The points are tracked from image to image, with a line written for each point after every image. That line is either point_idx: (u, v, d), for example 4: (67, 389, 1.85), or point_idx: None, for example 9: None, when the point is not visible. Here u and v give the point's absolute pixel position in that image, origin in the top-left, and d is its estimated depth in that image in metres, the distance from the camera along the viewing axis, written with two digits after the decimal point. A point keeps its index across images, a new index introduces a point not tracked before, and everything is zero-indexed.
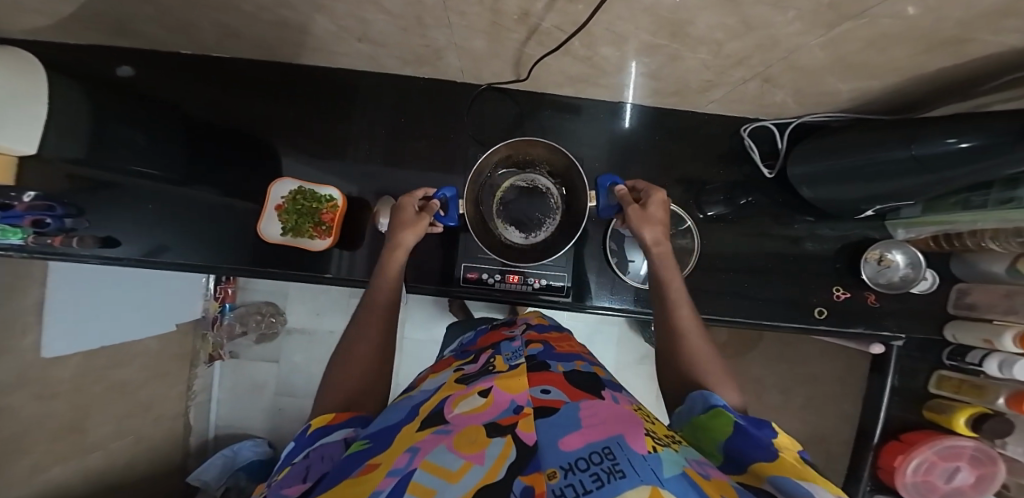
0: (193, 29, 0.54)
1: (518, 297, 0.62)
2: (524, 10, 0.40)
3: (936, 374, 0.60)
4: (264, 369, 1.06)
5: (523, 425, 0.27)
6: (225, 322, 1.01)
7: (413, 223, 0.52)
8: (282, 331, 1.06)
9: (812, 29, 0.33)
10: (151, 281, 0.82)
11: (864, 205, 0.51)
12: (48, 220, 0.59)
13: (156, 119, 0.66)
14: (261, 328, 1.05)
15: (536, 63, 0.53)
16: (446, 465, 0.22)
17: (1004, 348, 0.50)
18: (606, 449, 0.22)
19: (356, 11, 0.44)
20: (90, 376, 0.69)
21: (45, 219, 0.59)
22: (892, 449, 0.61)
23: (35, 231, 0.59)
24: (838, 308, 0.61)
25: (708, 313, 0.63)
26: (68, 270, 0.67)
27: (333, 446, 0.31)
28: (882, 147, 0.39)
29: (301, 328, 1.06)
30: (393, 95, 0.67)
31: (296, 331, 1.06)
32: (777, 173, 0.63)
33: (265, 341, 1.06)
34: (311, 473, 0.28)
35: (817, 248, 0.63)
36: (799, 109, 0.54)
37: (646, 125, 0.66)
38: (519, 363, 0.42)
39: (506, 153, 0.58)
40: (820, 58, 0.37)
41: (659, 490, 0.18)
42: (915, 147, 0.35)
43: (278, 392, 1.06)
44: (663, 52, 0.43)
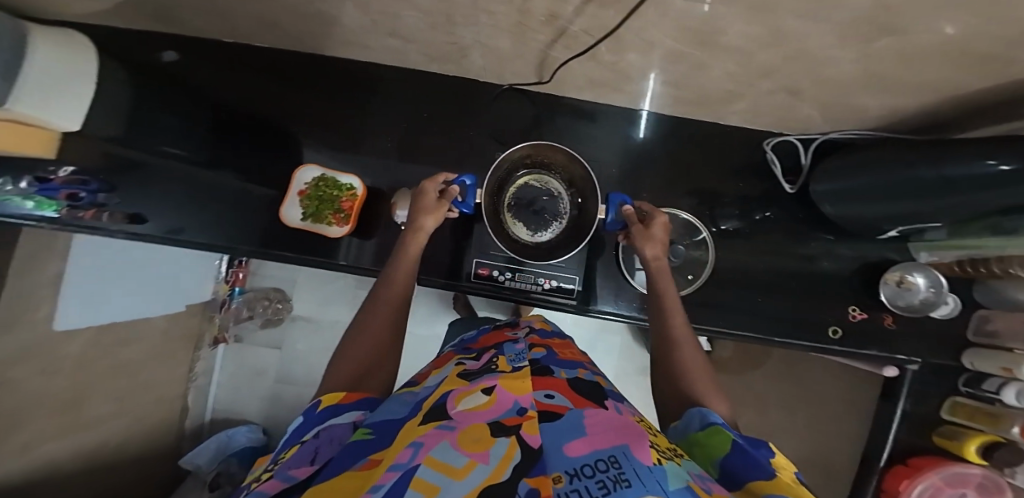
0: (228, 18, 0.55)
1: (526, 296, 0.61)
2: (553, 12, 0.40)
3: (949, 400, 0.59)
4: (267, 355, 1.06)
5: (528, 427, 0.25)
6: (233, 306, 1.03)
7: (433, 209, 0.53)
8: (287, 319, 1.06)
9: (842, 43, 0.33)
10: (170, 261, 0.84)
11: (888, 225, 0.50)
12: (81, 194, 0.62)
13: (188, 103, 0.67)
14: (267, 313, 1.06)
15: (561, 66, 0.53)
16: (450, 462, 0.21)
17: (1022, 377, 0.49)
18: (611, 458, 0.21)
19: (388, 6, 0.44)
20: (95, 351, 0.70)
21: (77, 192, 0.61)
22: (899, 473, 0.60)
23: (71, 205, 0.62)
24: (853, 328, 0.61)
25: (720, 326, 0.62)
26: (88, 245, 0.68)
27: (342, 428, 0.31)
28: (911, 167, 0.39)
29: (306, 316, 1.06)
30: (417, 91, 0.67)
31: (301, 318, 1.06)
32: (799, 189, 0.63)
33: (269, 327, 1.06)
34: (319, 456, 0.28)
35: (833, 267, 0.62)
36: (826, 125, 0.54)
37: (669, 133, 0.65)
38: (523, 366, 0.41)
39: (528, 152, 0.60)
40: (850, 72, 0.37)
41: None
42: (951, 168, 0.35)
43: (279, 380, 1.06)
44: (689, 61, 0.44)
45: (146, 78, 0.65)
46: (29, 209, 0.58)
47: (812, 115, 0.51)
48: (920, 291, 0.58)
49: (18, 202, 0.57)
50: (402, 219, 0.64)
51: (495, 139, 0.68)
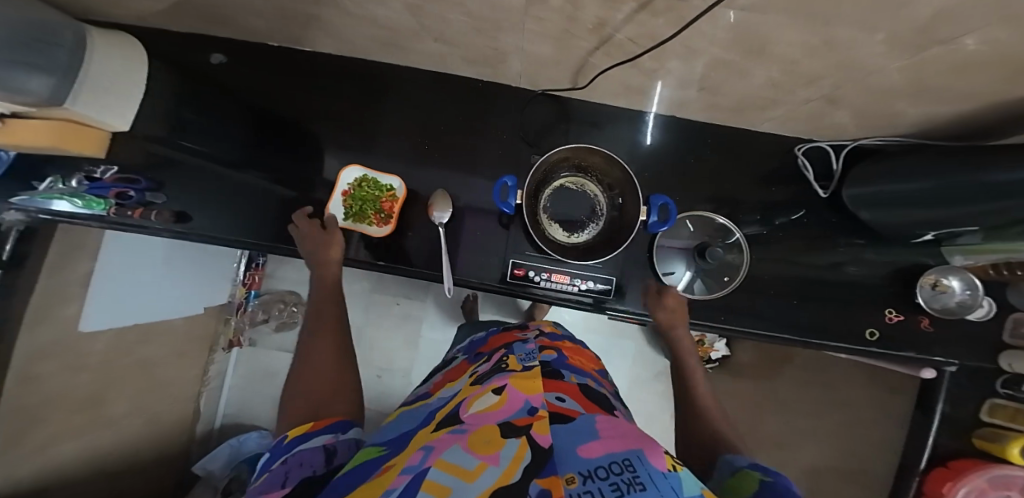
0: (280, 20, 0.57)
1: (562, 298, 0.62)
2: (601, 20, 0.42)
3: (988, 403, 0.59)
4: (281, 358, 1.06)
5: (538, 427, 0.27)
6: (249, 308, 1.03)
7: (327, 241, 0.60)
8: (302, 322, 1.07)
9: (893, 48, 0.35)
10: (187, 261, 0.84)
11: (922, 230, 0.54)
12: (130, 193, 0.63)
13: (231, 105, 0.69)
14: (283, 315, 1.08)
15: (600, 73, 0.55)
16: (461, 464, 0.23)
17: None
18: (626, 461, 0.23)
19: (440, 11, 0.46)
20: (114, 351, 0.69)
21: (128, 191, 0.62)
22: (942, 476, 0.61)
23: (118, 204, 0.62)
24: (889, 330, 0.61)
25: (758, 328, 0.63)
26: (114, 245, 0.68)
27: (312, 452, 0.32)
28: (974, 171, 0.41)
29: None
30: (454, 94, 0.69)
31: None
32: (832, 193, 0.65)
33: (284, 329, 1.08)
34: (291, 477, 0.29)
35: (862, 271, 0.63)
36: (860, 130, 0.56)
37: (701, 139, 0.67)
38: (532, 366, 0.43)
39: (565, 155, 0.61)
40: (896, 72, 0.39)
41: None
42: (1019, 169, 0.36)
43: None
44: (732, 68, 0.46)
45: (198, 81, 0.68)
46: (77, 208, 0.58)
47: (849, 119, 0.53)
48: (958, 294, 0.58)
49: (67, 199, 0.57)
50: (441, 222, 0.64)
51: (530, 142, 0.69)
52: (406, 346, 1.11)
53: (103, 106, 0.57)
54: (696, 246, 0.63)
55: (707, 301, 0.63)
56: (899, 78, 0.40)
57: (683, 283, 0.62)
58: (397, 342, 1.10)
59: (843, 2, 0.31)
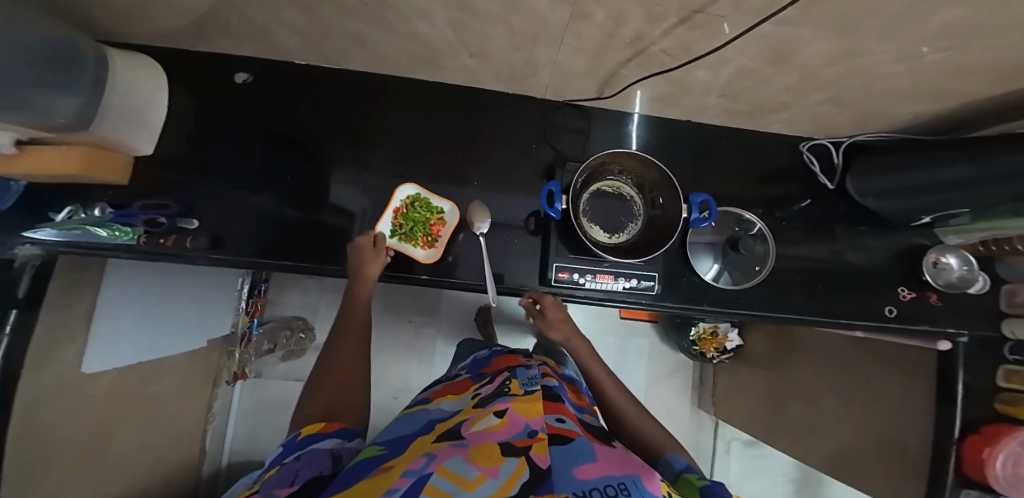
0: (320, 36, 0.59)
1: (609, 297, 0.63)
2: (640, 34, 0.45)
3: (1001, 369, 0.65)
4: (290, 388, 1.08)
5: (537, 449, 0.37)
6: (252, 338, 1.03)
7: (374, 258, 0.58)
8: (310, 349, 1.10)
9: (896, 54, 0.41)
10: (195, 299, 0.84)
11: (923, 213, 0.61)
12: (161, 219, 0.61)
13: (257, 122, 0.69)
14: (291, 344, 1.09)
15: (629, 82, 0.59)
16: (460, 475, 0.32)
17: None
18: (623, 485, 0.32)
19: (483, 28, 0.49)
20: (116, 391, 0.63)
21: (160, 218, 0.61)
22: (975, 443, 0.62)
23: (147, 232, 0.59)
24: (903, 307, 0.69)
25: (786, 312, 0.67)
26: (120, 281, 0.65)
27: (322, 451, 0.39)
28: (971, 161, 0.47)
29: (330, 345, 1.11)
30: (483, 108, 0.73)
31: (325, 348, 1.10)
32: (839, 186, 0.72)
33: (292, 358, 1.09)
34: (299, 476, 0.36)
35: (869, 253, 0.70)
36: (855, 126, 0.63)
37: (717, 142, 0.72)
38: (533, 389, 0.57)
39: (604, 160, 0.64)
40: (897, 72, 0.45)
41: None
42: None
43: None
44: (753, 75, 0.51)
45: (220, 98, 0.68)
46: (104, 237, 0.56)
47: (846, 118, 0.60)
48: (957, 270, 0.67)
49: (94, 230, 0.55)
50: (481, 232, 0.66)
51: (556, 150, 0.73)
52: (421, 365, 1.09)
53: (126, 132, 0.57)
54: (725, 240, 0.67)
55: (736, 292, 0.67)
56: (898, 78, 0.46)
57: (713, 273, 0.66)
58: (413, 363, 1.08)
59: (862, 17, 0.36)
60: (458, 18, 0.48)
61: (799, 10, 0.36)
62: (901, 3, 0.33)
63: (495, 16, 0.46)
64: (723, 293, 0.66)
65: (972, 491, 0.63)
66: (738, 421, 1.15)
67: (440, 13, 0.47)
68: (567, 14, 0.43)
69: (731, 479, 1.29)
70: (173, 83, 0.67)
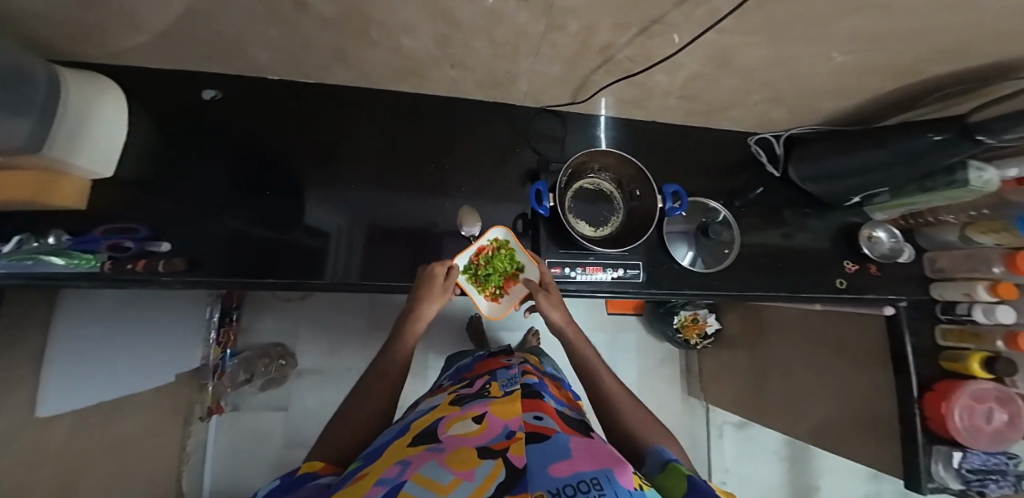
0: (299, 52, 0.60)
1: (599, 287, 0.68)
2: (609, 43, 0.51)
3: (938, 329, 0.76)
4: (271, 418, 1.06)
5: (515, 450, 0.40)
6: (227, 370, 1.01)
7: (438, 296, 0.61)
8: (292, 375, 1.09)
9: (819, 54, 0.49)
10: (159, 334, 0.80)
11: (854, 194, 0.70)
12: (127, 243, 0.58)
13: (231, 138, 0.68)
14: (270, 372, 1.07)
15: (599, 88, 0.65)
16: (438, 482, 0.35)
17: (981, 297, 0.69)
18: (596, 480, 0.36)
19: (466, 40, 0.53)
20: (77, 437, 0.57)
21: (126, 242, 0.58)
22: (933, 399, 0.71)
23: (111, 258, 0.56)
24: (852, 278, 0.76)
25: (757, 290, 0.73)
26: (73, 314, 0.61)
27: (316, 487, 0.39)
28: (895, 144, 0.58)
29: (312, 369, 1.10)
30: (462, 116, 0.76)
31: (307, 373, 1.10)
32: (783, 173, 0.80)
33: (271, 387, 1.07)
34: None
35: (818, 231, 0.79)
36: (792, 120, 0.72)
37: (679, 140, 0.79)
38: (513, 389, 0.61)
39: (584, 159, 0.69)
40: (821, 71, 0.53)
41: None
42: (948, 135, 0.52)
43: (286, 444, 1.05)
44: (706, 78, 0.58)
45: (188, 116, 0.67)
46: (64, 267, 0.51)
47: (784, 113, 0.69)
48: (887, 241, 0.77)
49: (50, 259, 0.49)
50: (470, 235, 0.70)
51: (534, 153, 0.77)
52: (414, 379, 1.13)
53: (80, 154, 0.53)
54: (696, 228, 0.73)
55: (712, 274, 0.72)
56: (822, 76, 0.54)
57: (689, 258, 0.72)
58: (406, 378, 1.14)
59: (788, 24, 0.43)
60: (441, 32, 0.51)
61: (738, 21, 0.43)
62: (817, 13, 0.40)
63: (477, 28, 0.49)
64: (700, 276, 0.72)
65: (943, 446, 0.71)
66: (730, 403, 1.23)
67: (423, 27, 0.50)
68: (544, 25, 0.48)
69: (727, 463, 1.35)
70: (135, 101, 0.64)
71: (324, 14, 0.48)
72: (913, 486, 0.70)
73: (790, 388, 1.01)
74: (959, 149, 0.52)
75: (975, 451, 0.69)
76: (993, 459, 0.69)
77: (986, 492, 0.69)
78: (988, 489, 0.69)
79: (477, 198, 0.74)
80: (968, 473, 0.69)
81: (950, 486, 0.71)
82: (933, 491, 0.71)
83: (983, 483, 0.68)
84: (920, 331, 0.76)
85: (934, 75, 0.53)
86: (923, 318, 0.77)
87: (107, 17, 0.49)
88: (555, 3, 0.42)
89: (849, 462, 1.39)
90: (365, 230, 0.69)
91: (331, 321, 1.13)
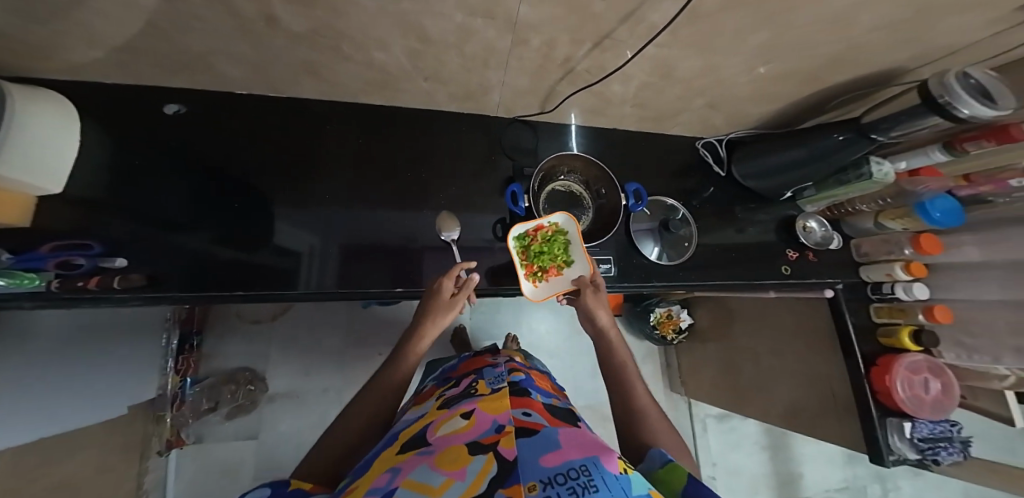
0: (273, 66, 0.63)
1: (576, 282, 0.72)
2: (568, 56, 0.57)
3: (872, 307, 0.84)
4: (240, 448, 1.06)
5: (505, 444, 0.43)
6: (187, 399, 1.02)
7: (446, 306, 0.63)
8: (262, 400, 1.10)
9: (739, 62, 0.58)
10: (98, 366, 0.75)
11: (786, 188, 0.80)
12: (78, 260, 0.57)
13: (201, 151, 0.68)
14: (237, 398, 1.08)
15: (563, 98, 0.71)
16: (431, 484, 0.37)
17: (900, 277, 0.79)
18: (583, 467, 0.39)
19: (438, 54, 0.58)
20: (20, 473, 0.52)
21: (77, 259, 0.56)
22: (878, 373, 0.78)
23: (59, 275, 0.54)
24: (795, 264, 0.85)
25: (718, 280, 0.80)
26: (13, 344, 0.56)
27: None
28: (816, 139, 0.68)
29: (285, 393, 1.12)
30: (435, 126, 0.81)
31: (279, 396, 1.11)
32: (727, 173, 0.89)
33: (238, 415, 1.08)
34: None
35: (765, 222, 0.87)
36: (731, 124, 0.82)
37: (636, 144, 0.87)
38: (501, 387, 0.62)
39: (554, 163, 0.75)
40: (743, 76, 0.62)
41: None
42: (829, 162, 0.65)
43: (258, 475, 1.05)
44: (652, 86, 0.66)
45: (153, 132, 0.66)
46: (3, 287, 0.48)
47: (722, 118, 0.78)
48: (818, 231, 0.87)
49: None
50: (451, 239, 0.73)
51: (504, 161, 0.82)
52: None
53: (29, 168, 0.51)
54: (659, 225, 0.79)
55: (677, 266, 0.79)
56: (745, 82, 0.64)
57: (655, 253, 0.78)
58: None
59: (709, 35, 0.51)
60: (413, 47, 0.56)
61: (670, 34, 0.51)
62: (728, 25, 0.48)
63: (446, 43, 0.55)
64: (664, 267, 0.78)
65: (894, 418, 0.77)
66: (709, 395, 1.29)
67: (395, 43, 0.55)
68: (510, 40, 0.54)
69: (714, 457, 1.40)
70: (94, 116, 0.63)
71: (299, 29, 0.52)
72: (875, 459, 0.76)
73: (758, 375, 1.08)
74: (860, 146, 0.65)
75: (922, 421, 0.76)
76: (939, 428, 0.76)
77: (940, 459, 0.76)
78: (940, 456, 0.75)
79: (454, 205, 0.77)
80: (920, 442, 0.75)
81: (908, 457, 0.76)
82: (895, 463, 0.75)
83: (935, 451, 0.74)
84: (858, 310, 0.85)
85: (835, 81, 0.64)
86: (859, 298, 0.86)
87: (73, 31, 0.50)
88: (517, 19, 0.49)
89: (824, 447, 1.47)
90: (340, 242, 0.70)
91: (303, 342, 1.16)
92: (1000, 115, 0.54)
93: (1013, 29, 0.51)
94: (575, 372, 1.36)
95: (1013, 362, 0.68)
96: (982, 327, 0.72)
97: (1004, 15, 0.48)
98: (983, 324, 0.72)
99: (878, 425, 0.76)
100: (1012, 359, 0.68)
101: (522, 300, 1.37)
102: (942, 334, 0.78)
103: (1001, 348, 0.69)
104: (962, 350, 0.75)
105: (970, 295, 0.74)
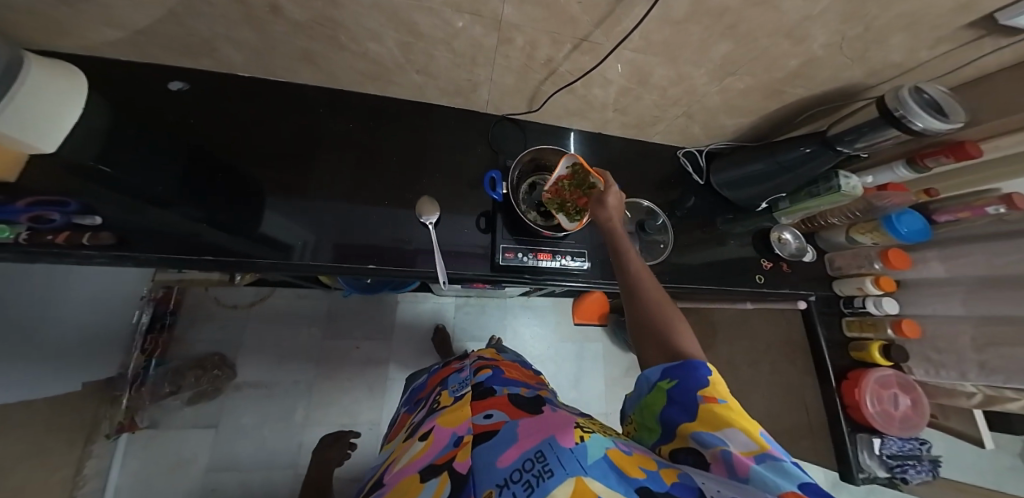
0: (275, 53, 0.67)
1: (550, 272, 0.77)
2: (550, 57, 0.61)
3: (845, 321, 0.85)
4: (197, 439, 1.02)
5: (460, 458, 0.44)
6: (147, 381, 1.00)
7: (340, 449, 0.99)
8: (227, 388, 1.07)
9: (708, 70, 0.62)
10: (49, 338, 0.72)
11: (761, 198, 0.83)
12: (52, 214, 0.56)
13: (197, 126, 0.70)
14: (201, 384, 1.05)
15: (547, 97, 0.75)
16: None
17: (870, 291, 0.81)
18: (540, 453, 0.38)
19: (429, 49, 0.62)
20: None
21: (51, 214, 0.56)
22: (848, 388, 0.78)
23: (30, 228, 0.54)
24: (769, 273, 0.86)
25: (694, 283, 0.80)
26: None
27: None
28: (783, 151, 0.72)
29: (254, 382, 1.10)
30: (425, 118, 0.84)
31: (247, 385, 1.09)
32: (706, 182, 0.92)
33: (199, 401, 1.05)
34: None
35: (744, 231, 0.89)
36: (709, 133, 0.85)
37: (619, 149, 0.91)
38: (464, 394, 0.61)
39: (534, 156, 0.80)
40: (713, 85, 0.67)
41: (581, 478, 0.34)
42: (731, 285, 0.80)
43: (211, 467, 1.01)
44: (632, 91, 0.70)
45: (155, 106, 0.69)
46: None
47: (699, 127, 0.83)
48: (793, 242, 0.88)
49: None
50: (430, 223, 0.74)
51: (488, 157, 0.85)
52: (372, 393, 1.17)
53: (28, 126, 0.54)
54: (635, 225, 0.81)
55: (654, 264, 0.79)
56: (716, 91, 0.68)
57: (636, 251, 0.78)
58: (362, 392, 1.16)
59: (679, 42, 0.56)
60: (405, 41, 0.60)
61: (643, 39, 0.55)
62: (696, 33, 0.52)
63: (436, 39, 0.59)
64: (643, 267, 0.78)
65: (864, 434, 0.77)
66: None
67: (389, 36, 0.59)
68: (496, 38, 0.58)
69: None
70: (97, 88, 0.66)
71: (300, 18, 0.56)
72: (846, 477, 0.76)
73: (738, 389, 1.06)
74: (825, 158, 0.69)
75: (891, 437, 0.76)
76: (908, 445, 0.77)
77: (908, 477, 0.76)
78: (909, 474, 0.76)
79: (437, 192, 0.79)
80: (890, 459, 0.76)
81: (878, 475, 0.76)
82: (865, 481, 0.75)
83: (904, 468, 0.76)
84: (831, 323, 0.85)
85: (801, 95, 0.69)
86: (832, 312, 0.86)
87: (88, 9, 0.53)
88: (502, 18, 0.53)
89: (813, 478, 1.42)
90: (330, 233, 0.70)
91: (279, 332, 1.15)
92: (952, 129, 0.57)
93: (957, 51, 0.56)
94: (558, 380, 1.33)
95: (977, 378, 0.69)
96: (946, 342, 0.73)
97: (947, 35, 0.53)
98: (948, 338, 0.72)
99: (849, 440, 0.76)
100: (976, 374, 0.69)
101: (507, 304, 1.36)
102: (911, 349, 0.78)
103: (965, 363, 0.70)
104: (930, 367, 0.76)
105: (935, 310, 0.75)
